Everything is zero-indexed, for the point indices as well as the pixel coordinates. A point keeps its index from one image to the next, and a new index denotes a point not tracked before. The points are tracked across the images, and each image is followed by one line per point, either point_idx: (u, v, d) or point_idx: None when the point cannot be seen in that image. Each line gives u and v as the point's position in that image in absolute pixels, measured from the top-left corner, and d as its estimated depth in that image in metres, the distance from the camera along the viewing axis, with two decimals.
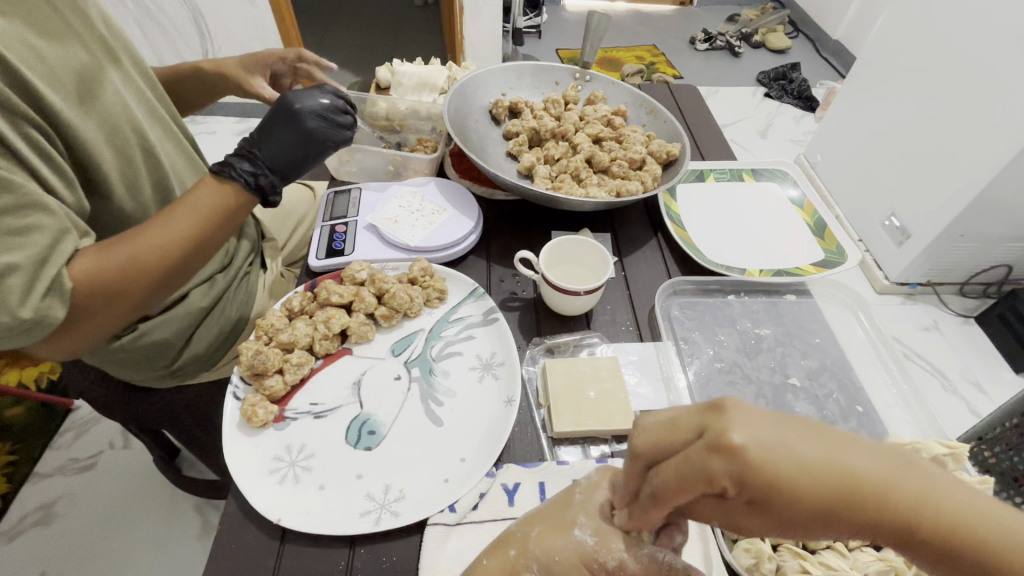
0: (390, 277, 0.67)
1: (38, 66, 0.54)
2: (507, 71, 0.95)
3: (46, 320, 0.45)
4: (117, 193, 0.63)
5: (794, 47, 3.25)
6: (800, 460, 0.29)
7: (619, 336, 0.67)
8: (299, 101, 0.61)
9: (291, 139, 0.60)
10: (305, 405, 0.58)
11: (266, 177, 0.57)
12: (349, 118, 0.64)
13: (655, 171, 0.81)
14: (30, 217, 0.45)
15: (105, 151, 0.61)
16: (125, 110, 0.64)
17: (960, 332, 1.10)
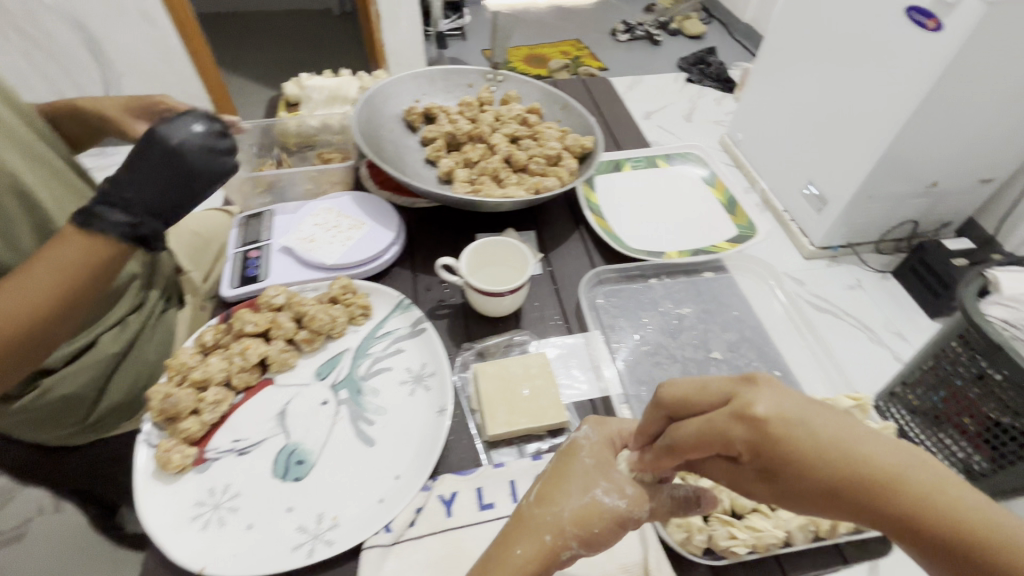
0: (309, 299, 0.65)
1: None
2: (418, 78, 0.94)
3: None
4: None
5: (709, 32, 3.40)
6: (814, 440, 0.34)
7: (548, 331, 0.68)
8: (171, 133, 0.52)
9: (170, 178, 0.52)
10: (226, 443, 0.55)
11: (141, 225, 0.50)
12: (233, 146, 0.57)
13: (570, 165, 0.82)
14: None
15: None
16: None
17: (881, 289, 1.11)
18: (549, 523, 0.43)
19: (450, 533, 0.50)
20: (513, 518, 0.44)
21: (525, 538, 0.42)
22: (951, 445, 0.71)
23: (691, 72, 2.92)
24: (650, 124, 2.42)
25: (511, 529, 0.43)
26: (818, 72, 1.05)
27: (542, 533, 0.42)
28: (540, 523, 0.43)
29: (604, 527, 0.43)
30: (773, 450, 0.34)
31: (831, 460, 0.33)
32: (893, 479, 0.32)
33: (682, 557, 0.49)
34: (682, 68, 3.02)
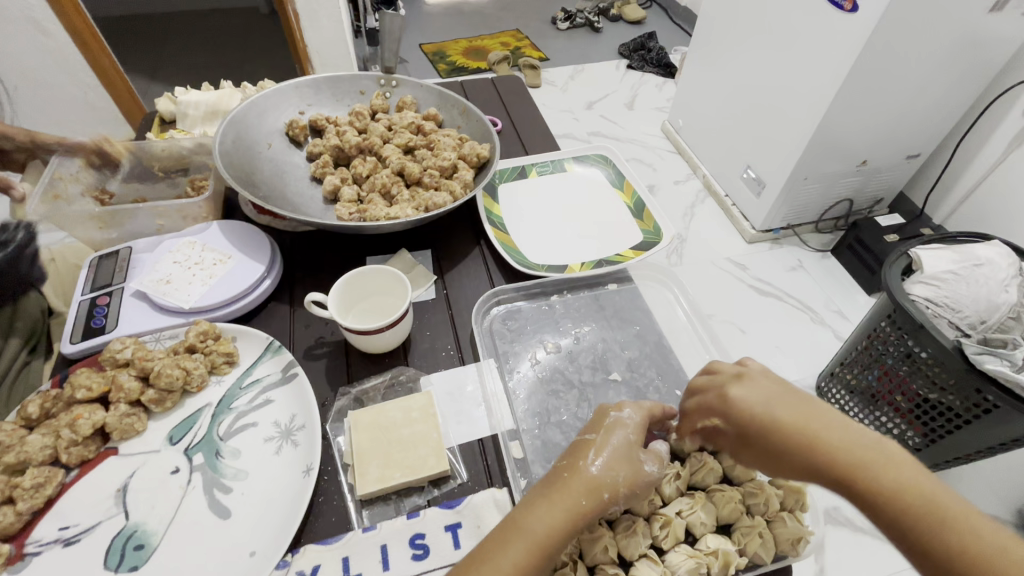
0: (160, 351, 0.58)
1: None
2: (301, 87, 0.86)
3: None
4: None
5: (649, 17, 3.38)
6: (793, 423, 0.44)
7: (437, 365, 0.63)
8: None
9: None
10: (52, 532, 0.48)
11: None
12: None
13: (465, 177, 0.77)
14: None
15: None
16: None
17: (822, 268, 1.07)
18: (602, 472, 0.44)
19: None
20: (560, 468, 0.45)
21: (573, 487, 0.43)
22: (887, 422, 0.71)
23: (633, 59, 2.91)
24: (592, 113, 2.38)
25: (558, 479, 0.44)
26: (747, 56, 1.02)
27: (591, 480, 0.44)
28: (589, 472, 0.44)
29: (641, 477, 0.45)
30: (756, 428, 0.45)
31: (811, 441, 0.43)
32: (865, 463, 0.41)
33: None
34: (623, 54, 2.99)
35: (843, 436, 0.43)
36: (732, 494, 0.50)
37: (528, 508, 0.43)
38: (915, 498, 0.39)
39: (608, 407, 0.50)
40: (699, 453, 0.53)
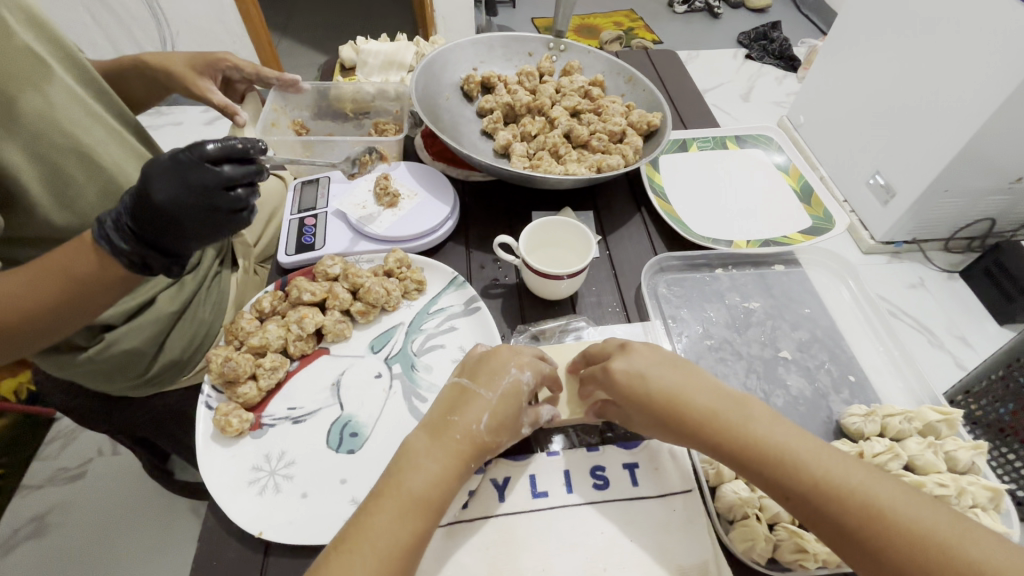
0: (365, 271, 0.64)
1: None
2: (477, 44, 0.90)
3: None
4: (44, 205, 0.61)
5: (774, 5, 3.19)
6: (708, 406, 0.46)
7: (605, 318, 0.65)
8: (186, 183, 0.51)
9: (170, 237, 0.52)
10: (282, 410, 0.56)
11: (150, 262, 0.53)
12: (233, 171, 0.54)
13: (636, 143, 0.78)
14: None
15: (18, 155, 0.58)
16: (44, 112, 0.61)
17: (946, 290, 1.15)
18: (494, 403, 0.48)
19: (502, 519, 0.49)
20: (460, 390, 0.50)
21: (449, 432, 0.46)
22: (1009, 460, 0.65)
23: (753, 49, 2.78)
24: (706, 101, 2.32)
25: (443, 423, 0.47)
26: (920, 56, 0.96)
27: (473, 435, 0.47)
28: (480, 401, 0.48)
29: (517, 415, 0.49)
30: (639, 400, 0.48)
31: (751, 442, 0.43)
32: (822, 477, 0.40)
33: (745, 564, 0.48)
34: (742, 43, 2.86)
35: (782, 431, 0.44)
36: (921, 481, 0.49)
37: (426, 430, 0.47)
38: (863, 495, 0.39)
39: (509, 356, 0.51)
40: (883, 438, 0.53)
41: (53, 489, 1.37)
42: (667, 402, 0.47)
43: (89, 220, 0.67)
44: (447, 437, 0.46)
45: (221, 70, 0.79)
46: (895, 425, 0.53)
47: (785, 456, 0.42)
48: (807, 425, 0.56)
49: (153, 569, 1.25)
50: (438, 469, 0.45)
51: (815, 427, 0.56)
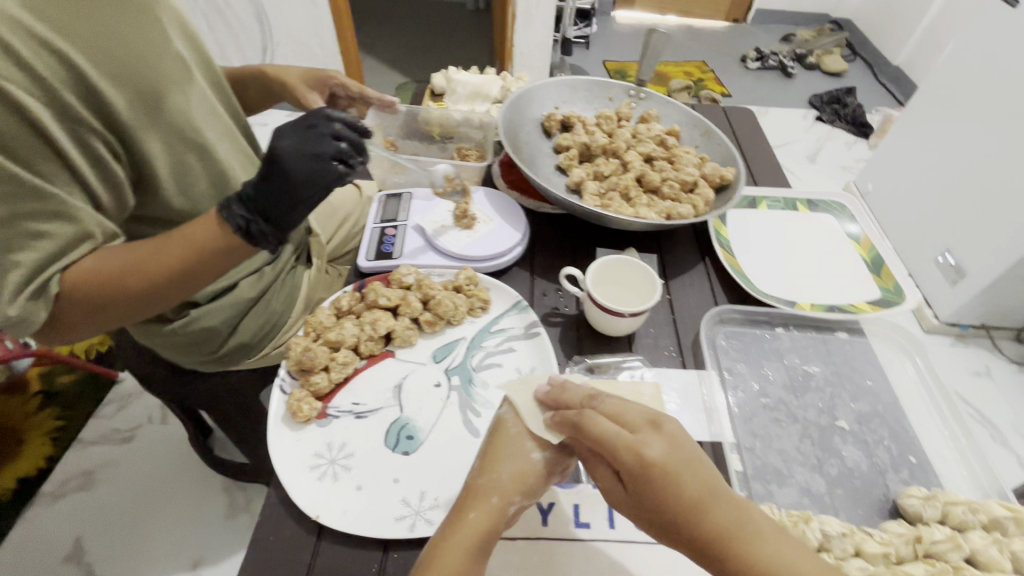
0: (436, 284, 0.69)
1: (110, 66, 0.60)
2: (562, 84, 0.95)
3: (30, 318, 0.56)
4: (166, 189, 0.70)
5: (851, 70, 3.17)
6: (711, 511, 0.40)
7: (661, 361, 0.66)
8: (298, 147, 0.60)
9: (282, 188, 0.59)
10: (347, 404, 0.59)
11: (257, 224, 0.59)
12: (343, 151, 0.62)
13: (707, 195, 0.80)
14: (48, 227, 0.56)
15: (157, 147, 0.66)
16: (185, 111, 0.69)
17: (1015, 381, 1.13)
18: (531, 453, 0.49)
19: (543, 543, 0.50)
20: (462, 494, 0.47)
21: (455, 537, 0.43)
22: None
23: (824, 112, 2.77)
24: None
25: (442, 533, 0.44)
26: None
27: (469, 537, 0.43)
28: (518, 447, 0.49)
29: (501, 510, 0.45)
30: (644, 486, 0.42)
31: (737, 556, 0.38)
32: None
33: None
34: (814, 104, 2.85)
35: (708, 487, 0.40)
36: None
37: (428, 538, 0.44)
38: None
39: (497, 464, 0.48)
40: (943, 526, 0.51)
41: (104, 448, 1.45)
42: (633, 430, 0.43)
43: (197, 205, 0.74)
44: (503, 488, 0.46)
45: (330, 86, 0.87)
46: (957, 514, 0.51)
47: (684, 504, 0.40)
48: (862, 500, 0.55)
49: (182, 540, 1.30)
50: (521, 498, 0.47)
51: (869, 504, 0.55)
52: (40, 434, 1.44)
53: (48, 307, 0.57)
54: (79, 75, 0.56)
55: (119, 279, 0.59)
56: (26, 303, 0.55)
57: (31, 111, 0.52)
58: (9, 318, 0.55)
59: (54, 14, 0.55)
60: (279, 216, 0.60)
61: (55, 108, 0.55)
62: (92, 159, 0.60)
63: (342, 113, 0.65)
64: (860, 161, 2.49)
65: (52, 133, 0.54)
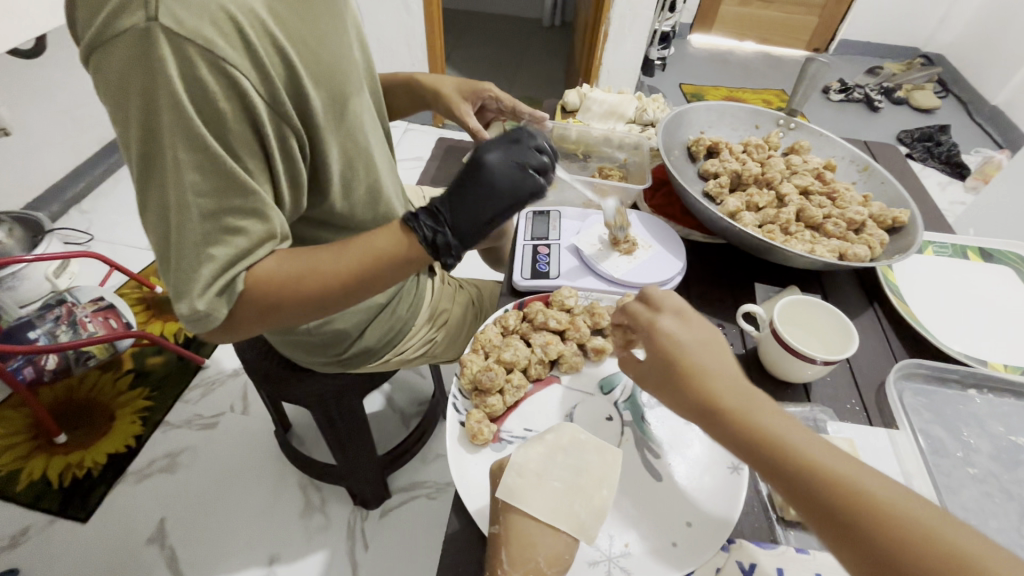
0: (602, 309, 0.66)
1: (312, 66, 0.60)
2: (710, 109, 0.91)
3: (212, 314, 0.55)
4: (333, 192, 0.69)
5: (943, 108, 3.02)
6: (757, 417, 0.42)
7: (844, 415, 0.61)
8: (498, 159, 0.59)
9: (481, 197, 0.59)
10: (519, 429, 0.56)
11: (444, 236, 0.59)
12: (543, 170, 0.61)
13: (880, 236, 0.74)
14: (245, 222, 0.55)
15: (334, 149, 0.66)
16: (358, 116, 0.69)
17: None
18: (557, 527, 0.45)
19: None
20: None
21: None
22: None
23: (915, 150, 2.65)
24: None
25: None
26: None
27: None
28: (531, 518, 0.45)
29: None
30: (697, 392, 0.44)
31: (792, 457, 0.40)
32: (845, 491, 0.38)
33: None
34: (903, 140, 2.72)
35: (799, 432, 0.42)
36: None
37: None
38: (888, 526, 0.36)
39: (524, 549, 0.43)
40: None
41: (187, 432, 1.48)
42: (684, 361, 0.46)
43: (355, 208, 0.74)
44: (539, 572, 0.43)
45: (480, 99, 0.86)
46: None
47: (771, 440, 0.41)
48: None
49: (260, 533, 1.30)
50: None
51: None
52: (130, 412, 1.49)
53: (228, 304, 0.56)
54: (293, 72, 0.56)
55: (295, 282, 0.59)
56: (212, 298, 0.54)
57: (254, 106, 0.51)
58: (195, 309, 0.54)
59: (283, 11, 0.56)
60: (467, 229, 0.59)
61: (270, 105, 0.54)
62: (286, 156, 0.59)
63: (541, 130, 0.64)
64: (955, 204, 2.37)
65: (265, 128, 0.54)
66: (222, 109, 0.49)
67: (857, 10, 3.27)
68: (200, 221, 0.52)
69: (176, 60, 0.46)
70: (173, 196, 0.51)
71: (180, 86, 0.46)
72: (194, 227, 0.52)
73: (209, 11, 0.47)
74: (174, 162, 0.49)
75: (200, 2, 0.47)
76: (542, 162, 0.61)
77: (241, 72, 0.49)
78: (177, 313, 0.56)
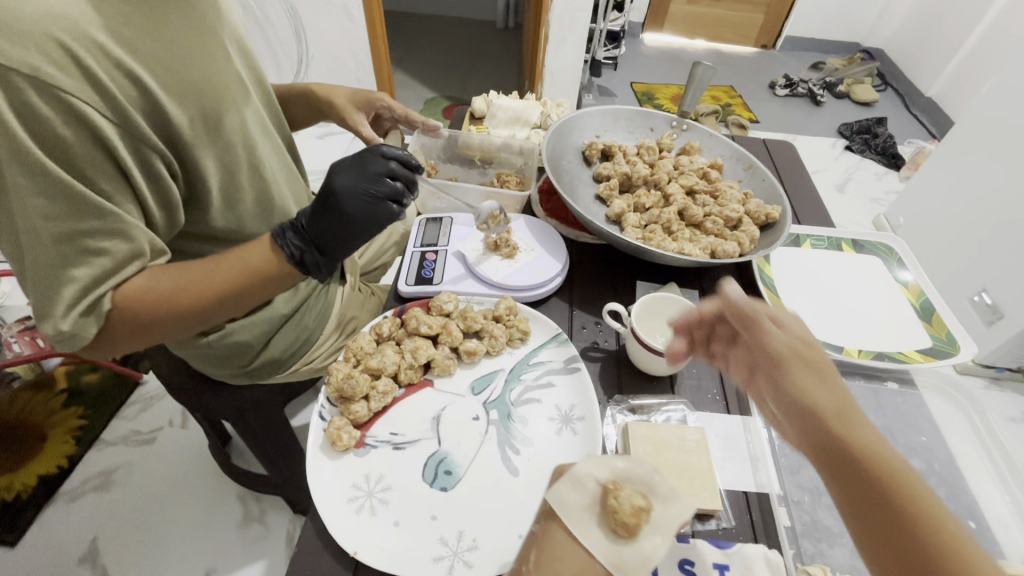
0: (478, 313, 0.68)
1: (172, 86, 0.61)
2: (605, 113, 0.94)
3: (79, 335, 0.54)
4: (214, 208, 0.70)
5: (881, 100, 3.14)
6: (862, 429, 0.38)
7: (703, 404, 0.64)
8: (350, 184, 0.63)
9: (339, 219, 0.62)
10: (385, 434, 0.58)
11: (312, 255, 0.62)
12: (395, 191, 0.65)
13: (753, 233, 0.78)
14: (106, 243, 0.54)
15: (211, 165, 0.67)
16: (240, 129, 0.70)
17: None
18: (592, 555, 0.38)
19: None
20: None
21: None
22: None
23: (854, 142, 2.74)
24: None
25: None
26: None
27: None
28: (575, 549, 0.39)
29: None
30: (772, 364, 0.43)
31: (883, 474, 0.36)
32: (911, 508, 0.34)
33: None
34: (843, 133, 2.81)
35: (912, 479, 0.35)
36: None
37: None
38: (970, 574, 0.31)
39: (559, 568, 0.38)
40: None
41: (123, 449, 1.42)
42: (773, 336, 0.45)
43: (242, 222, 0.75)
44: None
45: (377, 107, 0.88)
46: None
47: (933, 531, 0.33)
48: None
49: (195, 547, 1.27)
50: None
51: None
52: (63, 431, 1.43)
53: (97, 324, 0.55)
54: (144, 92, 0.57)
55: (169, 299, 0.58)
56: (77, 320, 0.53)
57: (101, 130, 0.52)
58: (59, 330, 0.53)
59: (129, 33, 0.57)
60: (330, 248, 0.63)
61: (123, 128, 0.55)
62: (151, 177, 0.60)
63: (397, 151, 0.68)
64: (890, 193, 2.46)
65: (118, 150, 0.54)
66: (64, 136, 0.50)
67: (798, 8, 3.37)
68: (52, 243, 0.51)
69: (2, 89, 0.46)
70: (19, 220, 0.50)
71: (10, 114, 0.46)
72: (47, 251, 0.51)
73: (37, 40, 0.49)
74: (12, 188, 0.48)
75: (27, 33, 0.48)
76: (393, 187, 0.65)
77: (79, 99, 0.50)
78: (43, 334, 0.54)
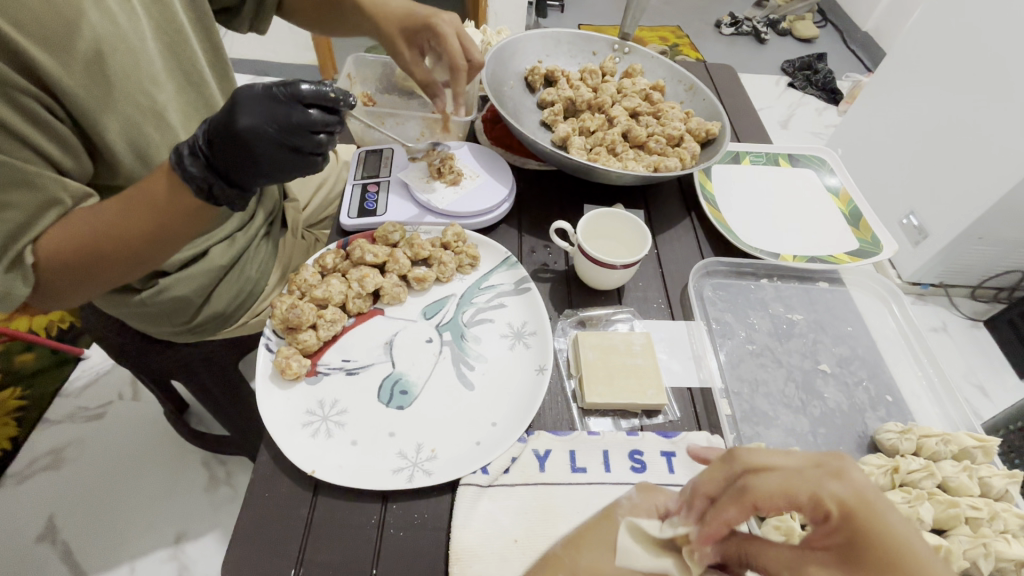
0: (425, 241, 0.68)
1: (33, 28, 0.51)
2: (545, 38, 0.92)
3: (12, 293, 0.50)
4: (126, 163, 0.62)
5: (822, 37, 3.18)
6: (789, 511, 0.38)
7: (651, 313, 0.66)
8: (253, 108, 0.51)
9: (240, 149, 0.51)
10: (337, 361, 0.58)
11: (218, 186, 0.53)
12: (315, 122, 0.53)
13: (694, 149, 0.79)
14: (14, 195, 0.49)
15: (106, 116, 0.58)
16: (134, 72, 0.60)
17: (967, 334, 1.51)
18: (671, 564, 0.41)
19: (541, 488, 0.50)
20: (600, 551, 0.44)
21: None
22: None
23: (796, 78, 2.78)
24: None
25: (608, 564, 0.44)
26: None
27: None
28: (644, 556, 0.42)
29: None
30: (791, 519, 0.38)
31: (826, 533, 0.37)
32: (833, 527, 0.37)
33: None
34: (786, 70, 2.85)
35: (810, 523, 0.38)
36: (955, 501, 0.52)
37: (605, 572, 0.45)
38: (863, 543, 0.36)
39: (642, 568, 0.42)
40: (917, 457, 0.55)
41: (70, 427, 1.25)
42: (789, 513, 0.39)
43: None
44: None
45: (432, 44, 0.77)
46: (931, 445, 0.55)
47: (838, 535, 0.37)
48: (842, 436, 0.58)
49: (156, 514, 1.15)
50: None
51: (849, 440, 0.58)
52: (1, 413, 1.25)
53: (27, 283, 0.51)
54: None
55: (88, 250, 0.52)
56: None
57: None
58: None
59: None
60: (239, 179, 0.53)
61: None
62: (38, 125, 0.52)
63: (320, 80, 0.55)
64: (830, 127, 2.54)
65: None
66: None
67: None
68: None
69: None
70: None
71: None
72: None
73: None
74: None
75: None
76: (312, 121, 0.53)
77: None
78: None
